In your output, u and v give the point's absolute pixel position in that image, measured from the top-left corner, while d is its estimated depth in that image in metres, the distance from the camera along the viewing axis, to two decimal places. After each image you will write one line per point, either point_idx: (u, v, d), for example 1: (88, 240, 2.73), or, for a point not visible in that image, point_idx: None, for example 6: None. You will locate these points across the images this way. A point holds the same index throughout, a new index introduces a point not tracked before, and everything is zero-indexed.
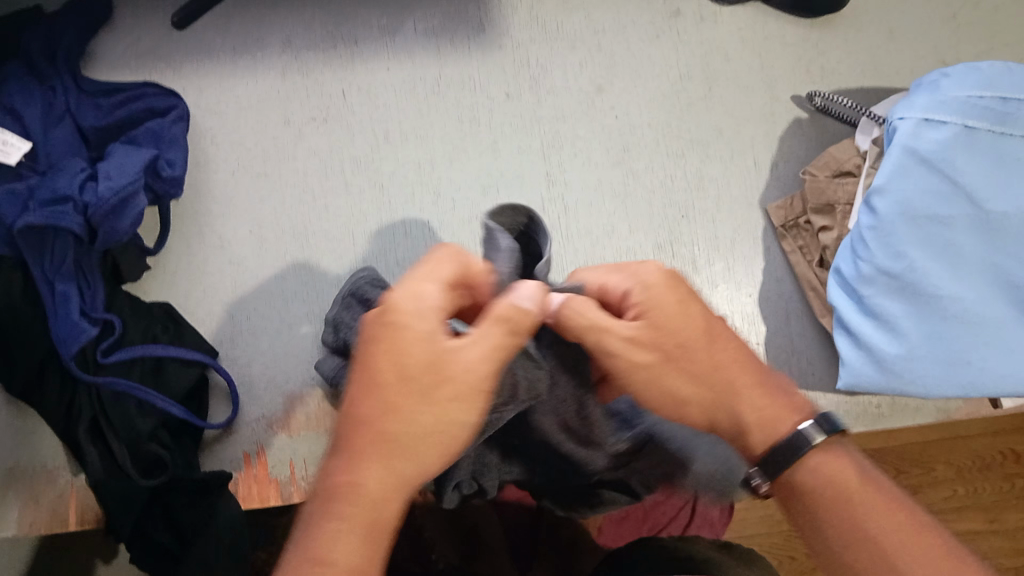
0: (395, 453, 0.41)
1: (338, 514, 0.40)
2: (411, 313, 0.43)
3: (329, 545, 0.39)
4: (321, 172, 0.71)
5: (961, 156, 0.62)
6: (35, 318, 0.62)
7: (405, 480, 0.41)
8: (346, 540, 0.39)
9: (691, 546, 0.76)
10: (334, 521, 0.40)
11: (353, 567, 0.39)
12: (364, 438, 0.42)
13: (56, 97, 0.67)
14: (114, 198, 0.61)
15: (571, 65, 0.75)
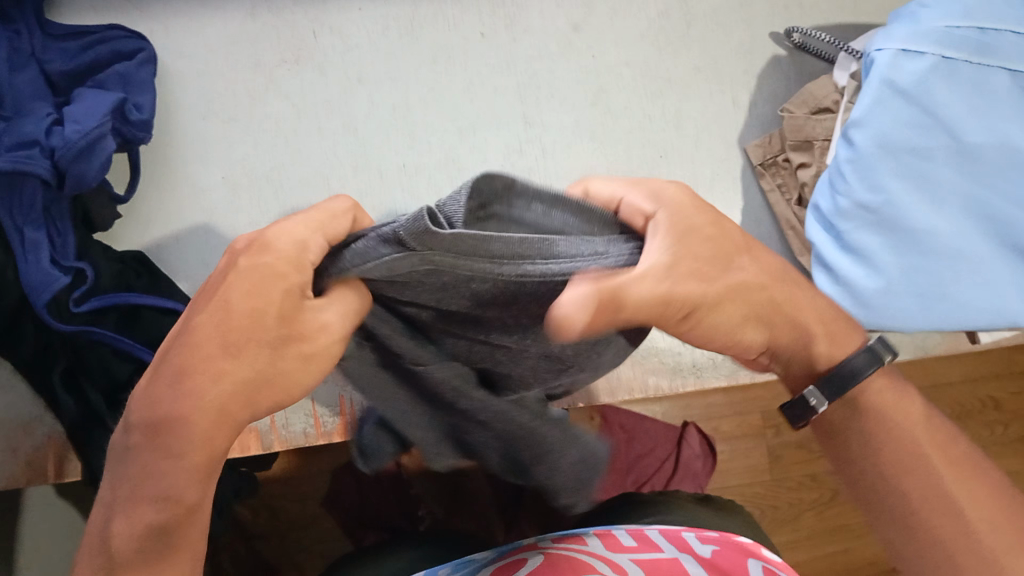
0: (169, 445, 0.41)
1: (178, 452, 0.41)
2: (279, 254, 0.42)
3: (157, 477, 0.41)
4: (294, 116, 0.70)
5: (941, 86, 0.61)
6: (3, 267, 0.61)
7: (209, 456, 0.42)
8: (186, 473, 0.41)
9: (669, 498, 0.77)
10: (160, 457, 0.41)
11: (192, 497, 0.42)
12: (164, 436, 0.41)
13: (22, 40, 0.65)
14: (81, 141, 0.60)
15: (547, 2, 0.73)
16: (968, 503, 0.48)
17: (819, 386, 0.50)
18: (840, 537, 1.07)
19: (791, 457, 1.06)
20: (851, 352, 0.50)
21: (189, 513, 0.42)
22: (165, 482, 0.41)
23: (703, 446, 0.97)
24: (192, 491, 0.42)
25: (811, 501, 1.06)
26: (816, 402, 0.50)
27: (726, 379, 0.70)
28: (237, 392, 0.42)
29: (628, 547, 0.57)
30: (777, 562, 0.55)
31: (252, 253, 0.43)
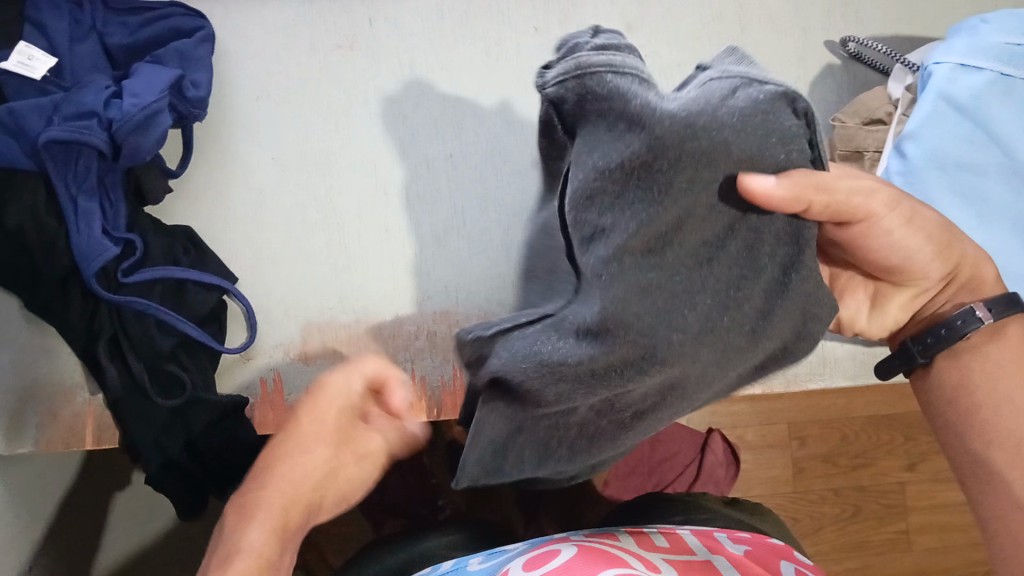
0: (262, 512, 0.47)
1: (252, 516, 0.47)
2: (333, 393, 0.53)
3: (242, 534, 0.46)
4: (346, 101, 0.70)
5: (995, 104, 0.61)
6: (58, 235, 0.61)
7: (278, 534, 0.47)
8: (259, 531, 0.46)
9: (697, 499, 0.78)
10: (237, 520, 0.47)
11: (258, 547, 0.45)
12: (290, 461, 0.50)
13: (83, 13, 0.66)
14: (139, 115, 0.61)
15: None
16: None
17: (985, 303, 0.51)
18: (859, 553, 1.06)
19: (816, 470, 1.05)
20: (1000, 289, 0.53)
21: (263, 564, 0.45)
22: (241, 538, 0.46)
23: (727, 452, 0.98)
24: (276, 554, 0.46)
25: (834, 515, 1.06)
26: (983, 314, 0.50)
27: (761, 387, 0.70)
28: (321, 492, 0.51)
29: (660, 545, 0.59)
30: (806, 564, 0.59)
31: (311, 395, 0.54)
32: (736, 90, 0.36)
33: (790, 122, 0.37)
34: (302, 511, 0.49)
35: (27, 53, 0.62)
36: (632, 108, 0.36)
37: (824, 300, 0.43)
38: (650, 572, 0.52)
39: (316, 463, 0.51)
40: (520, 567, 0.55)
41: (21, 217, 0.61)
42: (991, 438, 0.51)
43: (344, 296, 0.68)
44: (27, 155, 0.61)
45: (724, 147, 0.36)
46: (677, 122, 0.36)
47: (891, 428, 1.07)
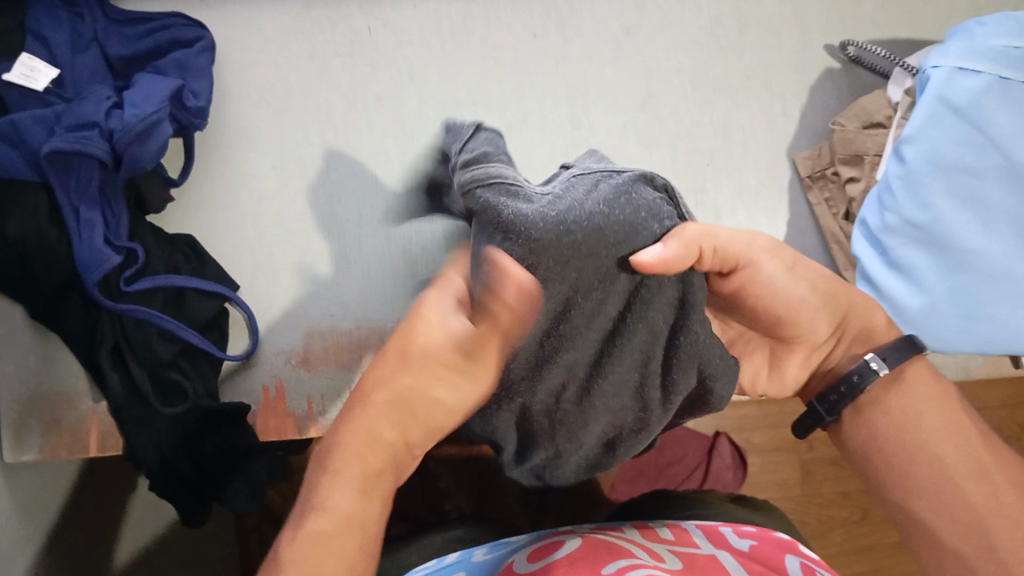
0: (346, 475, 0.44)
1: (335, 472, 0.44)
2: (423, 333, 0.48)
3: (324, 493, 0.44)
4: (346, 109, 0.71)
5: (993, 107, 0.60)
6: (59, 243, 0.62)
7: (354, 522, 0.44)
8: (346, 486, 0.44)
9: (701, 497, 0.78)
10: (327, 475, 0.44)
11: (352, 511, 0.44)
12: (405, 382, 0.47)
13: (84, 24, 0.67)
14: (139, 126, 0.61)
15: (599, 7, 0.73)
16: (973, 485, 0.49)
17: (879, 353, 0.52)
18: (868, 556, 1.06)
19: (823, 472, 1.05)
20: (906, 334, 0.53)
21: (351, 523, 0.43)
22: (323, 495, 0.44)
23: (733, 456, 0.99)
24: (361, 511, 0.44)
25: (842, 518, 1.05)
26: (876, 366, 0.51)
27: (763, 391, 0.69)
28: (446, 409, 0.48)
29: (665, 538, 0.59)
30: (812, 558, 0.57)
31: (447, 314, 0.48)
32: (598, 184, 0.42)
33: (651, 195, 0.42)
34: (416, 433, 0.47)
35: (29, 65, 0.63)
36: (508, 224, 0.41)
37: (715, 351, 0.46)
38: (653, 562, 0.53)
39: (438, 389, 0.47)
40: (525, 561, 0.57)
41: (22, 227, 0.62)
42: (913, 479, 0.50)
43: (345, 302, 0.68)
44: (28, 164, 0.62)
45: (602, 245, 0.41)
46: (551, 236, 0.40)
47: None
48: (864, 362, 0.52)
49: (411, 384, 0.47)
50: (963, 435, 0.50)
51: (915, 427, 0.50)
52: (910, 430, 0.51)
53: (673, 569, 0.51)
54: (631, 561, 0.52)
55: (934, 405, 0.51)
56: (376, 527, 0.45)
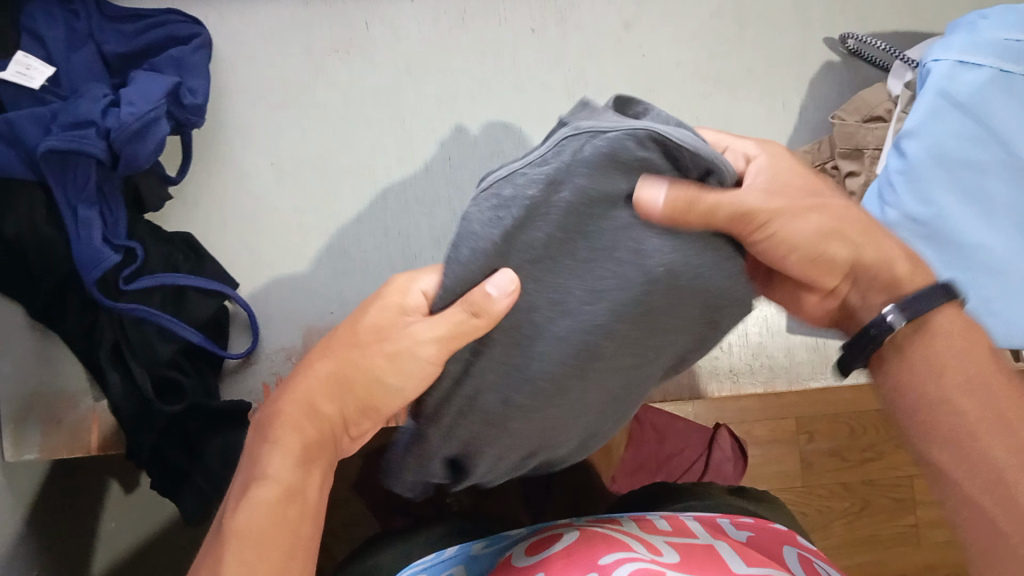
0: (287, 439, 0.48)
1: (274, 440, 0.48)
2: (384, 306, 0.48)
3: (266, 461, 0.47)
4: (343, 106, 0.70)
5: (995, 100, 0.60)
6: (57, 243, 0.62)
7: (292, 482, 0.47)
8: (285, 457, 0.48)
9: (701, 489, 0.78)
10: (276, 448, 0.48)
11: (287, 477, 0.47)
12: (341, 349, 0.49)
13: (79, 21, 0.66)
14: (135, 124, 0.61)
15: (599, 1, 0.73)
16: (1010, 407, 0.47)
17: (896, 305, 0.49)
18: (868, 547, 1.06)
19: (823, 464, 1.05)
20: (927, 278, 0.50)
21: (287, 493, 0.47)
22: (266, 464, 0.47)
23: (734, 447, 0.99)
24: (298, 480, 0.48)
25: (842, 509, 1.06)
26: (892, 317, 0.48)
27: (763, 385, 0.69)
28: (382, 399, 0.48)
29: (663, 529, 0.59)
30: (810, 549, 0.58)
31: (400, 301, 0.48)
32: (586, 146, 0.38)
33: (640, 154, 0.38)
34: (350, 412, 0.49)
35: (25, 63, 0.63)
36: (496, 197, 0.38)
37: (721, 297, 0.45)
38: (651, 554, 0.52)
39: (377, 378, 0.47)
40: (524, 556, 0.57)
41: (19, 227, 0.61)
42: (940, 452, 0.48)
43: (345, 299, 0.68)
44: (24, 163, 0.62)
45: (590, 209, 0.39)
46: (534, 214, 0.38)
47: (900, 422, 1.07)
48: (882, 314, 0.49)
49: (347, 349, 0.49)
50: (986, 374, 0.48)
51: (948, 350, 0.48)
52: (954, 358, 0.48)
53: (671, 561, 0.51)
54: (628, 554, 0.52)
55: (975, 334, 0.49)
56: (314, 496, 0.48)
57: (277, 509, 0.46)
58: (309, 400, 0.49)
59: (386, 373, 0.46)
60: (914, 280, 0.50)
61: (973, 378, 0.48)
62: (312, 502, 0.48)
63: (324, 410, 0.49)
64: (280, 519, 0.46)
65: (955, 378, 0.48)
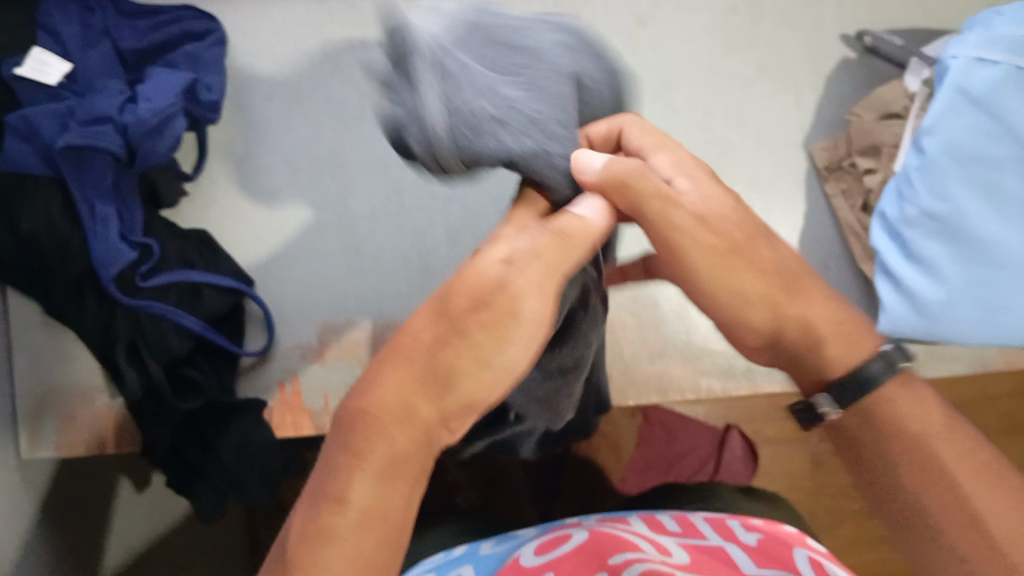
0: (360, 432, 0.36)
1: (336, 462, 0.36)
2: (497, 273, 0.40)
3: (347, 481, 0.36)
4: (359, 102, 0.70)
5: (1014, 96, 0.60)
6: (74, 238, 0.62)
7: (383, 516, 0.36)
8: (371, 475, 0.36)
9: (709, 488, 0.78)
10: (341, 455, 0.36)
11: (365, 499, 0.35)
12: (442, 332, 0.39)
13: (95, 18, 0.66)
14: (153, 120, 0.61)
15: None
16: (970, 478, 0.44)
17: (831, 394, 0.47)
18: (879, 547, 1.05)
19: (834, 464, 1.05)
20: (868, 356, 0.47)
21: (374, 519, 0.35)
22: (343, 482, 0.36)
23: (744, 447, 1.01)
24: (385, 502, 0.36)
25: (853, 508, 1.05)
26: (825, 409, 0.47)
27: (778, 383, 0.69)
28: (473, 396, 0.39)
29: (671, 530, 0.59)
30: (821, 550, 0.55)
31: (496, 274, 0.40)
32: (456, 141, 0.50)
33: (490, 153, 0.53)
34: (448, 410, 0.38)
35: (41, 59, 0.63)
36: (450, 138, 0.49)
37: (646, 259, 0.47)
38: (660, 555, 0.52)
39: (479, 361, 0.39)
40: (532, 554, 0.56)
41: (34, 222, 0.61)
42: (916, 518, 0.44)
43: (360, 297, 0.68)
44: (41, 159, 0.62)
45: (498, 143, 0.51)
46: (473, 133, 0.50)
47: None
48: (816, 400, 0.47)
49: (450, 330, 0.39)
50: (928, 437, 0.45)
51: (911, 430, 0.46)
52: (909, 442, 0.45)
53: (679, 564, 0.51)
54: (639, 554, 0.51)
55: (930, 409, 0.46)
56: (400, 513, 0.36)
57: (357, 533, 0.35)
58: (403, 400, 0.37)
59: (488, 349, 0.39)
60: (849, 366, 0.47)
61: (920, 479, 0.44)
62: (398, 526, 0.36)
63: (415, 412, 0.38)
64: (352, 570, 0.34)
65: (906, 444, 0.45)
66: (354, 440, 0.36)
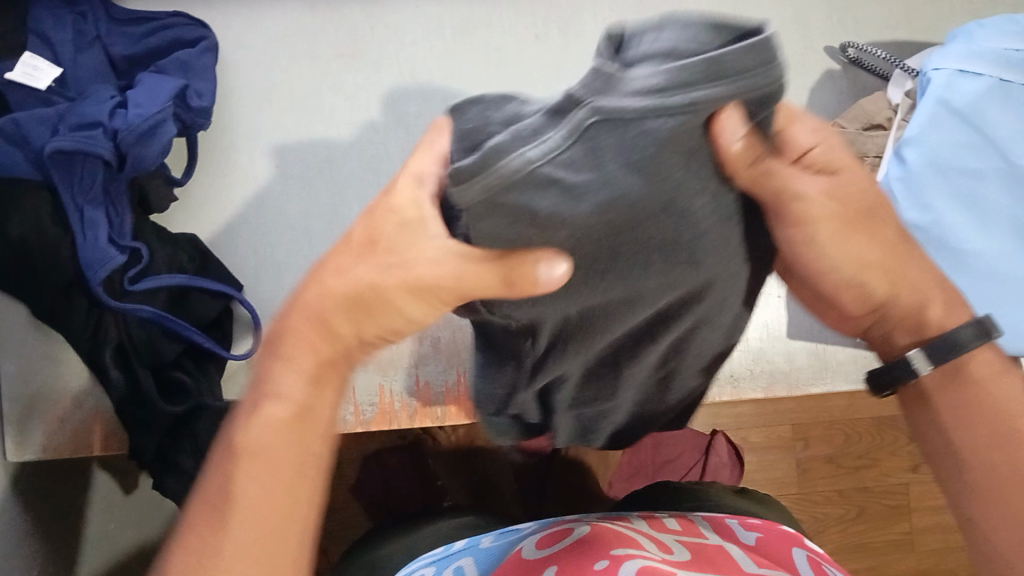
0: (290, 341, 0.43)
1: (285, 352, 0.43)
2: (403, 198, 0.39)
3: (280, 376, 0.42)
4: (349, 110, 0.71)
5: (995, 109, 0.61)
6: (61, 244, 0.63)
7: (285, 423, 0.42)
8: (296, 373, 0.42)
9: (702, 489, 0.79)
10: (285, 359, 0.43)
11: (301, 396, 0.42)
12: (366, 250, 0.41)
13: (86, 24, 0.67)
14: (143, 124, 0.61)
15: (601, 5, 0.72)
16: None
17: (924, 351, 0.47)
18: (863, 553, 1.07)
19: (819, 471, 1.05)
20: (960, 323, 0.48)
21: (299, 418, 0.42)
22: (277, 381, 0.42)
23: (732, 453, 0.96)
24: (312, 400, 0.43)
25: (838, 515, 1.06)
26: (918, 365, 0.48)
27: (763, 391, 0.69)
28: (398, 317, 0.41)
29: (672, 529, 0.59)
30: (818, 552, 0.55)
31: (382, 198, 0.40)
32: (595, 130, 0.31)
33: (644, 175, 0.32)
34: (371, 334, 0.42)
35: (33, 64, 0.63)
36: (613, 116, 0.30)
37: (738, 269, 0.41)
38: (662, 553, 0.52)
39: (406, 316, 0.41)
40: (534, 548, 0.57)
41: (24, 228, 0.62)
42: None
43: None
44: (31, 163, 0.63)
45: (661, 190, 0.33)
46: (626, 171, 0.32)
47: (894, 428, 1.07)
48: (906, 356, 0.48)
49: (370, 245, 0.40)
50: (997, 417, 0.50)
51: None
52: (989, 420, 0.48)
53: (679, 562, 0.51)
54: (640, 552, 0.52)
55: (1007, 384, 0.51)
56: (323, 419, 0.43)
57: (281, 433, 0.42)
58: (314, 308, 0.42)
59: (403, 304, 0.40)
60: (945, 329, 0.48)
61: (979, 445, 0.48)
62: (322, 429, 0.43)
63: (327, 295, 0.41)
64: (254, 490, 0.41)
65: None
66: (287, 348, 0.43)
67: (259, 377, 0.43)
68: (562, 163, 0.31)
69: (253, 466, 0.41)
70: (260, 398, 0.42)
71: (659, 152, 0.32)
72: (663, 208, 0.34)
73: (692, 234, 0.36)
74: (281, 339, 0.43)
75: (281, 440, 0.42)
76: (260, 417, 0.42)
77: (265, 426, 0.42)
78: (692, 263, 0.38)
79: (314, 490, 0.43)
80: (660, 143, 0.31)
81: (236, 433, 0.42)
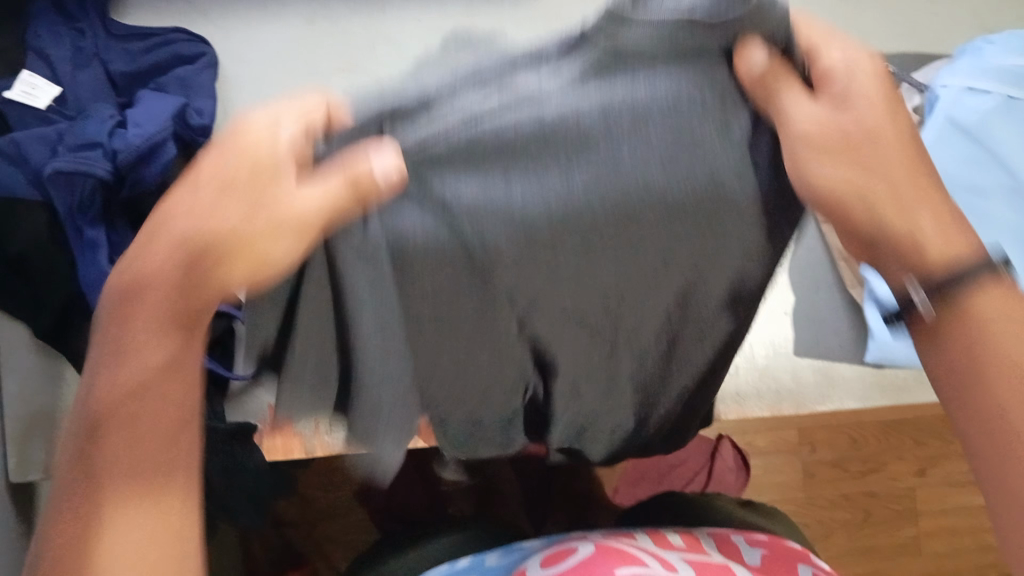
0: (132, 298, 0.36)
1: (135, 316, 0.36)
2: None
3: (135, 351, 0.36)
4: None
5: (1002, 126, 0.60)
6: (62, 263, 0.63)
7: (145, 456, 0.36)
8: (169, 383, 0.36)
9: (711, 501, 0.79)
10: (141, 330, 0.36)
11: (168, 405, 0.36)
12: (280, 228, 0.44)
13: (85, 41, 0.66)
14: (142, 144, 0.61)
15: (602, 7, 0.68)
16: None
17: None
18: (870, 558, 1.06)
19: (825, 475, 1.05)
20: None
21: (149, 435, 0.36)
22: (122, 354, 0.36)
23: (738, 459, 0.98)
24: (178, 357, 0.36)
25: (844, 520, 1.05)
26: None
27: (768, 409, 0.69)
28: (126, 394, 0.36)
29: (677, 544, 0.57)
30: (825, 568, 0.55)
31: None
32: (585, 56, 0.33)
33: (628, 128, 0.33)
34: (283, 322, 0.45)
35: (30, 82, 0.64)
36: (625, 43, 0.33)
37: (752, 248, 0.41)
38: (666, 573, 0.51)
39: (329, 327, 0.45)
40: (538, 567, 0.56)
41: (23, 244, 0.62)
42: None
43: None
44: (30, 184, 0.62)
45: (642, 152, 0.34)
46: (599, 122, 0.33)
47: (902, 432, 1.07)
48: None
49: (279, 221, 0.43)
50: None
51: None
52: None
53: None
54: (644, 570, 0.51)
55: None
56: (181, 393, 0.37)
57: (118, 456, 0.35)
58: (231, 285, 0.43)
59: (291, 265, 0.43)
60: None
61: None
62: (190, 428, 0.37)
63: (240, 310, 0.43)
64: (90, 480, 0.35)
65: None
66: (129, 336, 0.36)
67: (94, 429, 0.36)
68: (589, 78, 0.33)
69: (107, 484, 0.35)
70: (105, 403, 0.36)
71: (652, 102, 0.34)
72: (689, 146, 0.34)
73: (710, 197, 0.36)
74: (115, 318, 0.36)
75: (139, 442, 0.36)
76: (87, 455, 0.36)
77: (82, 477, 0.35)
78: (711, 225, 0.37)
79: (192, 517, 0.37)
80: (649, 91, 0.33)
81: (63, 496, 0.36)
